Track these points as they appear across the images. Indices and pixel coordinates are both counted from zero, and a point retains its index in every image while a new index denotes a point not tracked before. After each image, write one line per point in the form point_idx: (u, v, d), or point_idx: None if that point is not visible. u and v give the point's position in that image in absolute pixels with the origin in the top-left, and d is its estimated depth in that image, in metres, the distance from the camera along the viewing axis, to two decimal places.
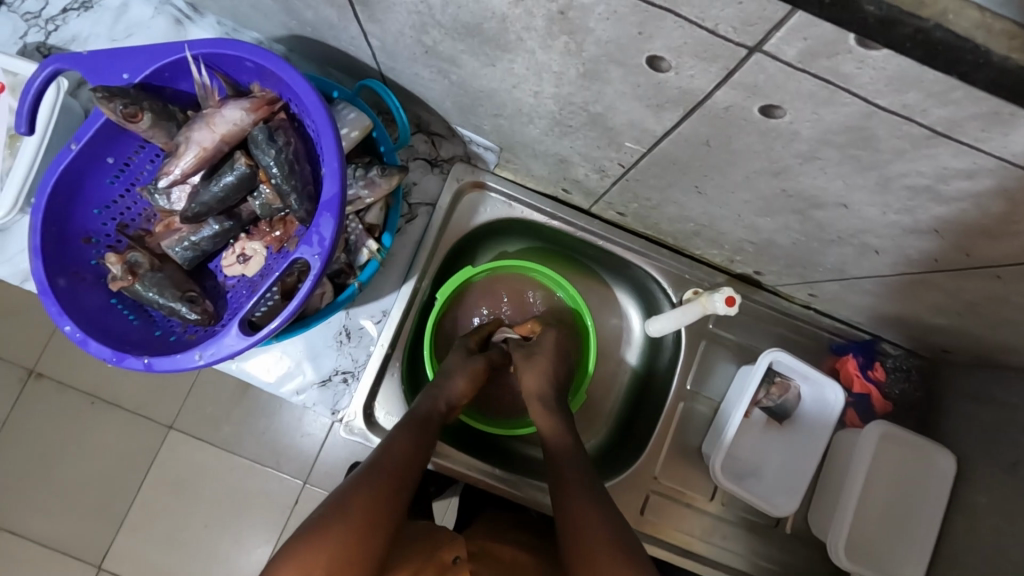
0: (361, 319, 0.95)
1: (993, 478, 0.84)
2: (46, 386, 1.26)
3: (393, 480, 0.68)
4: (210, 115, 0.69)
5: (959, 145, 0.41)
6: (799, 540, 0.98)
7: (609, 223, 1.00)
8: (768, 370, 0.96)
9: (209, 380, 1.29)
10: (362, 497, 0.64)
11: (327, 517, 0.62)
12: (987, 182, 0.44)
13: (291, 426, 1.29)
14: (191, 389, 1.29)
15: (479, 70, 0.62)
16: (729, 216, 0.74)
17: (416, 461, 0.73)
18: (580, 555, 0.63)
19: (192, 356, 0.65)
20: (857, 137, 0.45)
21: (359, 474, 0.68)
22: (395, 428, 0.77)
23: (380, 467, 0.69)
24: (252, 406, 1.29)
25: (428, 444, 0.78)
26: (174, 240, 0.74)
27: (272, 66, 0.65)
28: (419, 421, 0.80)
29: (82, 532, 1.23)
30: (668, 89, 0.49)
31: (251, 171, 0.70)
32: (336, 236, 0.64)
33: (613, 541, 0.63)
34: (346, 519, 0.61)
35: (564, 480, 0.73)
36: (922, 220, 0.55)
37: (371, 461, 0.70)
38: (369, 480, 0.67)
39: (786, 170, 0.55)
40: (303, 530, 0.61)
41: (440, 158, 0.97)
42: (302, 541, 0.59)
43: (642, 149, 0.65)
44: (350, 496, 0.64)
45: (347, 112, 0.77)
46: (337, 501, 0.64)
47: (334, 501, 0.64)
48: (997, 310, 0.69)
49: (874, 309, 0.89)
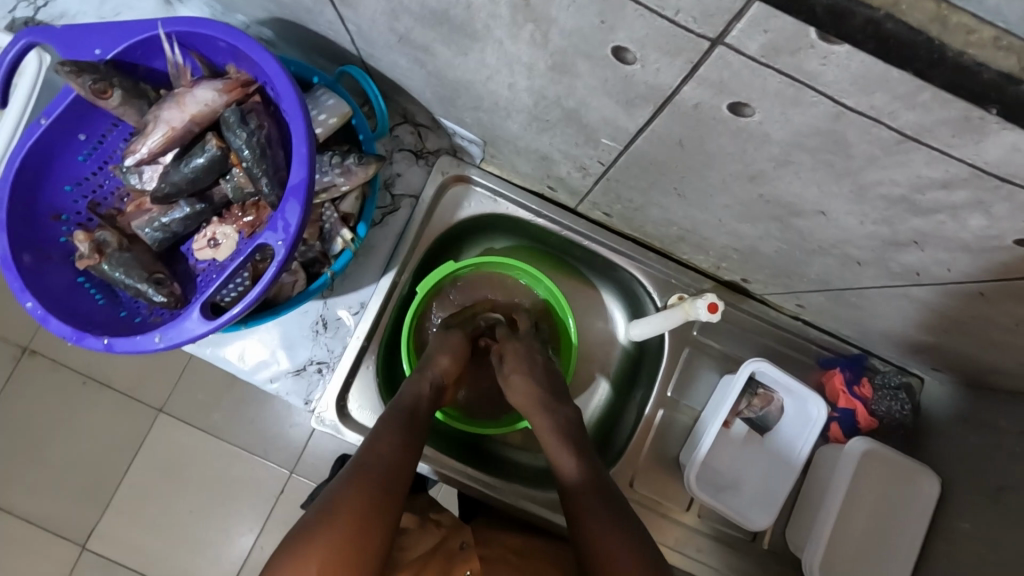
0: (339, 310, 0.93)
1: (978, 503, 0.82)
2: (39, 363, 1.26)
3: (381, 485, 0.67)
4: (181, 95, 0.68)
5: (931, 152, 0.39)
6: (775, 557, 0.96)
7: (595, 224, 0.99)
8: (750, 380, 0.93)
9: (198, 366, 1.29)
10: (350, 506, 0.63)
11: (317, 528, 0.61)
12: (963, 193, 0.42)
13: (279, 415, 1.28)
14: (182, 372, 1.28)
15: (454, 59, 0.61)
16: (712, 221, 0.72)
17: (405, 458, 0.72)
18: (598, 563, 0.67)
19: (151, 337, 0.65)
20: (828, 141, 0.43)
21: (345, 480, 0.66)
22: (382, 422, 0.76)
23: (367, 473, 0.67)
24: (243, 394, 1.28)
25: (416, 442, 0.75)
26: (143, 221, 0.72)
27: (244, 47, 0.63)
28: (404, 417, 0.77)
29: (63, 512, 1.23)
30: (637, 84, 0.47)
31: (222, 154, 0.69)
32: (302, 223, 0.63)
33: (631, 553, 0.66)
34: (333, 532, 0.60)
35: (575, 488, 0.74)
36: (901, 231, 0.52)
37: (361, 460, 0.69)
38: (354, 489, 0.65)
39: (762, 174, 0.53)
40: (298, 536, 0.61)
41: (426, 150, 0.95)
42: (292, 555, 0.59)
43: (618, 147, 0.63)
44: (337, 506, 0.63)
45: (326, 98, 0.76)
46: (324, 510, 0.63)
47: (321, 510, 0.63)
48: (985, 331, 0.67)
49: (862, 323, 0.86)
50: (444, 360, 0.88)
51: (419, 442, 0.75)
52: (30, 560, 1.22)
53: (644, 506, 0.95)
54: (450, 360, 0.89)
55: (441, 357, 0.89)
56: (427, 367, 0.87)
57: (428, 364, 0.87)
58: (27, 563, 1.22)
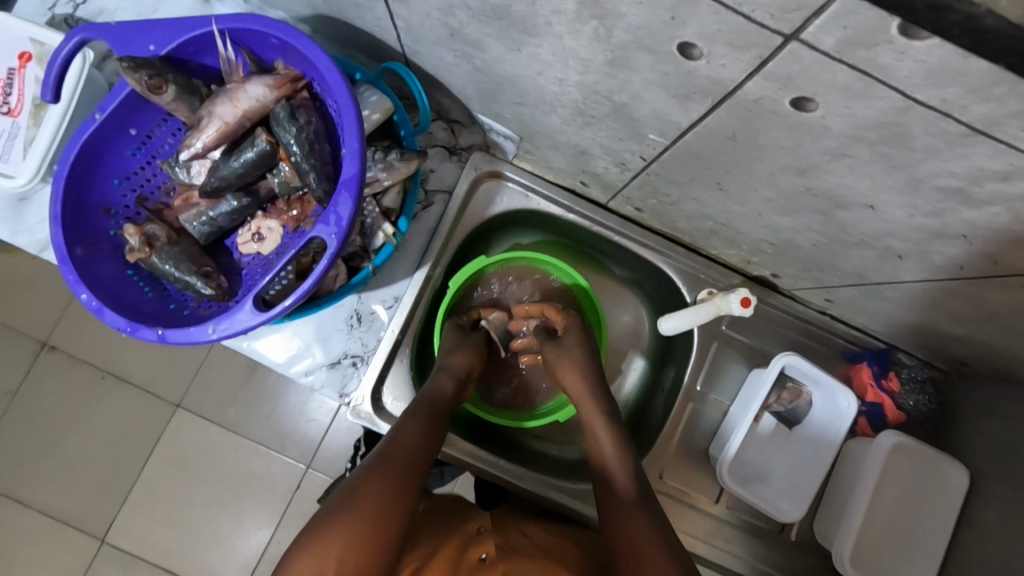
0: (373, 304, 0.94)
1: (1006, 494, 0.83)
2: (60, 359, 1.28)
3: (402, 476, 0.68)
4: (233, 90, 0.69)
5: (996, 145, 0.40)
6: (802, 547, 0.97)
7: (625, 219, 1.00)
8: (780, 374, 0.94)
9: (220, 359, 1.30)
10: (373, 490, 0.65)
11: (343, 509, 0.63)
12: (1021, 185, 0.43)
13: (297, 411, 1.30)
14: (203, 366, 1.30)
15: (504, 54, 0.62)
16: (750, 215, 0.73)
17: (426, 449, 0.74)
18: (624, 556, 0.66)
19: (204, 329, 0.65)
20: (890, 134, 0.44)
21: (366, 469, 0.68)
22: (405, 415, 0.78)
23: (390, 464, 0.69)
24: (259, 388, 1.30)
25: (436, 434, 0.77)
26: (191, 215, 0.74)
27: (297, 43, 0.64)
28: (427, 410, 0.79)
29: (87, 505, 1.24)
30: (697, 78, 0.49)
31: (271, 149, 0.70)
32: (354, 216, 0.64)
33: (644, 530, 0.67)
34: (354, 519, 0.62)
35: (608, 491, 0.75)
36: (951, 223, 0.53)
37: (382, 450, 0.71)
38: (376, 478, 0.67)
39: (812, 168, 0.55)
40: (320, 517, 0.63)
41: (459, 146, 0.96)
42: (314, 536, 0.61)
43: (664, 141, 0.64)
44: (361, 490, 0.65)
45: (369, 94, 0.77)
46: (346, 497, 0.64)
47: (342, 497, 0.65)
48: (1021, 322, 0.67)
49: (895, 317, 0.87)
50: (460, 357, 0.90)
51: (438, 436, 0.77)
52: (48, 552, 1.23)
53: (673, 497, 0.96)
54: (466, 356, 0.90)
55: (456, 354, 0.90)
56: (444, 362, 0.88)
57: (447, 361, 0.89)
58: (48, 556, 1.23)
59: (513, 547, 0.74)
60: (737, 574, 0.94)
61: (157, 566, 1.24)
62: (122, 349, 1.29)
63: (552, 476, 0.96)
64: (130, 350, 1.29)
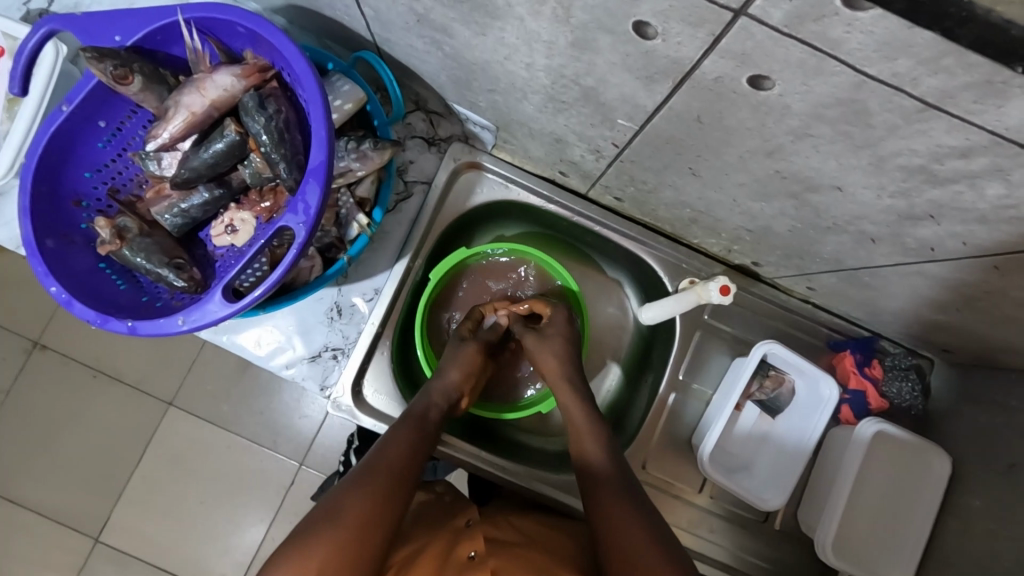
0: (353, 297, 0.94)
1: (989, 480, 0.82)
2: (49, 358, 1.27)
3: (388, 491, 0.67)
4: (201, 80, 0.68)
5: (952, 119, 0.39)
6: (787, 537, 0.96)
7: (606, 208, 0.99)
8: (762, 362, 0.94)
9: (208, 356, 1.30)
10: (356, 506, 0.64)
11: (324, 524, 0.61)
12: (982, 161, 0.42)
13: (288, 407, 1.29)
14: (192, 364, 1.30)
15: (471, 39, 0.61)
16: (726, 201, 0.73)
17: (414, 466, 0.73)
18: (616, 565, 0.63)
19: (174, 320, 0.65)
20: (849, 112, 0.43)
21: (351, 484, 0.66)
22: (393, 429, 0.77)
23: (375, 477, 0.67)
24: (250, 384, 1.30)
25: (424, 450, 0.76)
26: (163, 207, 0.73)
27: (263, 31, 0.64)
28: (417, 424, 0.79)
29: (79, 504, 1.24)
30: (657, 59, 0.48)
31: (240, 139, 0.70)
32: (322, 205, 0.64)
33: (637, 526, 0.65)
34: (337, 532, 0.60)
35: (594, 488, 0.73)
36: (919, 204, 0.53)
37: (366, 466, 0.70)
38: (362, 491, 0.65)
39: (780, 149, 0.54)
40: (299, 533, 0.61)
41: (438, 137, 0.96)
42: (296, 547, 0.59)
43: (635, 127, 0.63)
44: (344, 506, 0.63)
45: (341, 83, 0.77)
46: (329, 512, 0.63)
47: (326, 509, 0.63)
48: (997, 305, 0.67)
49: (876, 303, 0.87)
50: (456, 375, 0.88)
51: (427, 451, 0.77)
52: (43, 551, 1.23)
53: (657, 487, 0.96)
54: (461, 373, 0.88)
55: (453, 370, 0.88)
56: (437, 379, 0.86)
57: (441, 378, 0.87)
58: (41, 555, 1.23)
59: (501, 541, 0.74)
60: (722, 565, 0.94)
61: (150, 564, 1.24)
62: (110, 348, 1.28)
63: (538, 468, 0.96)
64: (119, 349, 1.28)
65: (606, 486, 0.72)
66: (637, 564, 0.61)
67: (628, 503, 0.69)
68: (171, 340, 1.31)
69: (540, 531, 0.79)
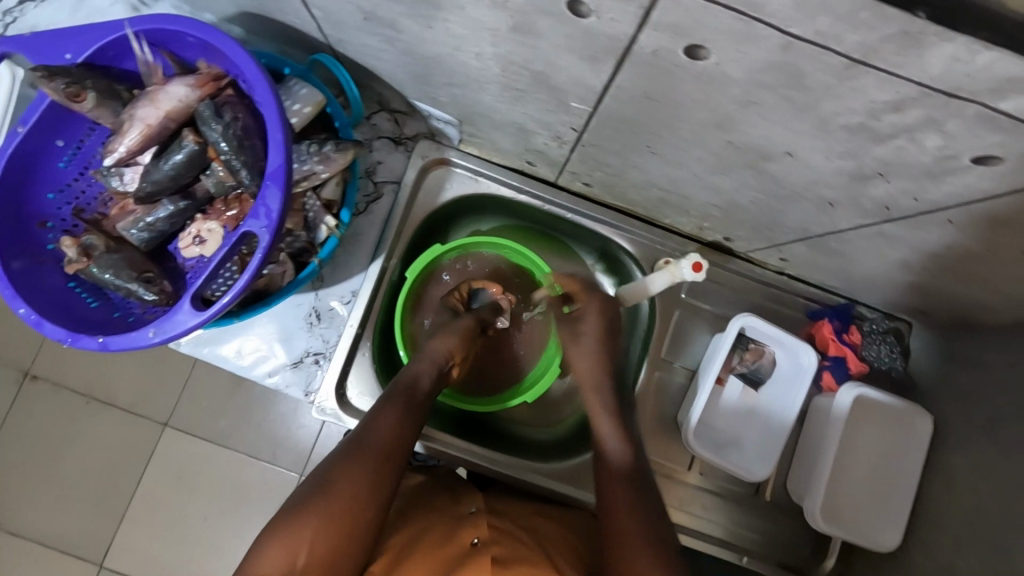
0: (331, 301, 0.95)
1: (973, 436, 0.83)
2: (41, 388, 1.27)
3: (379, 470, 0.69)
4: (154, 92, 0.68)
5: (880, 74, 0.40)
6: (778, 507, 0.97)
7: (576, 195, 1.00)
8: (741, 336, 0.95)
9: (203, 374, 1.30)
10: (345, 481, 0.66)
11: (312, 502, 0.64)
12: (917, 113, 0.43)
13: (286, 419, 1.30)
14: (188, 382, 1.29)
15: (421, 33, 0.61)
16: (688, 178, 0.73)
17: (403, 437, 0.73)
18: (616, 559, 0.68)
19: (144, 333, 0.65)
20: (785, 75, 0.44)
21: (340, 458, 0.68)
22: (382, 399, 0.76)
23: (364, 453, 0.69)
24: (246, 401, 1.30)
25: (416, 427, 0.76)
26: (129, 222, 0.73)
27: (214, 41, 0.65)
28: (405, 396, 0.77)
29: (83, 529, 1.24)
30: (596, 37, 0.48)
31: (200, 149, 0.70)
32: (283, 208, 0.64)
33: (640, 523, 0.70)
34: (325, 509, 0.63)
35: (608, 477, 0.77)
36: (866, 164, 0.53)
37: (355, 439, 0.71)
38: (350, 467, 0.67)
39: (729, 120, 0.54)
40: (290, 506, 0.64)
41: (405, 135, 0.96)
42: (284, 523, 0.63)
43: (589, 109, 0.64)
44: (332, 480, 0.66)
45: (299, 87, 0.76)
46: (318, 486, 0.66)
47: (315, 487, 0.66)
48: (960, 262, 0.67)
49: (846, 269, 0.87)
50: (449, 343, 0.88)
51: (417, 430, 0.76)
52: None
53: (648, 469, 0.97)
54: (450, 341, 0.88)
55: (443, 339, 0.88)
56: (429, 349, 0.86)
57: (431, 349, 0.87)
58: None
59: (502, 529, 0.75)
60: (718, 540, 0.95)
61: None
62: (102, 373, 1.28)
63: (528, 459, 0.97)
64: (113, 374, 1.28)
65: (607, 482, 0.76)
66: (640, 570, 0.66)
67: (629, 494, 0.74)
68: (162, 360, 1.30)
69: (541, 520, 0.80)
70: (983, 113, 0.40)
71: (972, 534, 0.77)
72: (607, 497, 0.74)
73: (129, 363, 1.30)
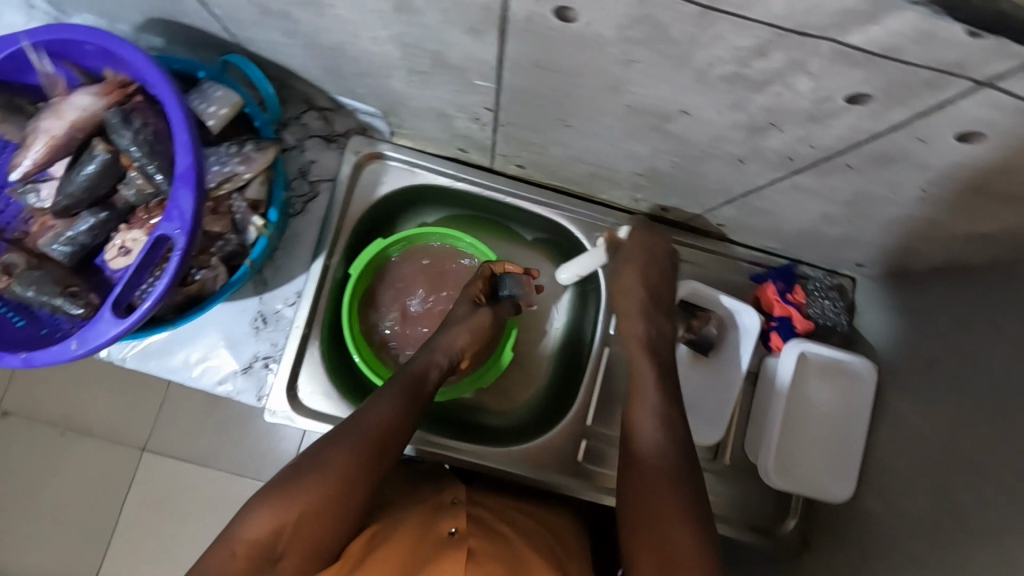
0: (276, 304, 0.95)
1: (913, 380, 0.84)
2: (12, 424, 1.21)
3: (373, 454, 0.68)
4: (58, 105, 0.69)
5: (731, 19, 0.41)
6: (739, 469, 0.97)
7: (514, 178, 1.01)
8: (683, 304, 0.98)
9: (179, 395, 1.25)
10: (338, 461, 0.66)
11: (303, 477, 0.65)
12: (779, 57, 0.44)
13: (267, 431, 1.25)
14: (163, 405, 1.24)
15: (316, 22, 0.61)
16: (607, 148, 0.73)
17: (403, 426, 0.71)
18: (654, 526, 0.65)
19: (67, 345, 0.64)
20: (650, 29, 0.45)
21: (333, 438, 0.68)
22: (388, 385, 0.75)
23: (361, 434, 0.68)
24: (224, 418, 1.25)
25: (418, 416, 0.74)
26: (50, 238, 0.72)
27: (111, 46, 0.64)
28: (412, 385, 0.75)
29: (62, 561, 1.18)
30: (471, 7, 0.49)
31: (111, 158, 0.70)
32: (197, 208, 0.64)
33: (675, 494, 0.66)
34: (315, 486, 0.64)
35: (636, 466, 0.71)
36: (754, 114, 0.54)
37: (353, 421, 0.70)
38: (344, 447, 0.67)
39: (620, 82, 0.55)
40: (282, 477, 0.66)
41: (336, 133, 0.97)
42: (274, 494, 0.64)
43: (493, 86, 0.64)
44: (325, 459, 0.66)
45: (213, 90, 0.76)
46: (311, 463, 0.66)
47: (307, 462, 0.66)
48: (874, 206, 0.68)
49: (778, 228, 0.88)
50: (463, 340, 0.83)
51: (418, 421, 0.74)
52: None
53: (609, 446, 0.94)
54: (466, 335, 0.83)
55: (458, 331, 0.83)
56: (441, 340, 0.82)
57: (444, 340, 0.82)
58: None
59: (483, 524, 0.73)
60: None
61: None
62: (73, 402, 1.23)
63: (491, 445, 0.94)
64: (84, 401, 1.23)
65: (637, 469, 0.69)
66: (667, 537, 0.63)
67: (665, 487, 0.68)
68: (140, 378, 1.25)
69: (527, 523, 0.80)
70: (836, 49, 0.41)
71: (918, 474, 0.79)
72: (633, 480, 0.70)
73: (102, 385, 1.24)
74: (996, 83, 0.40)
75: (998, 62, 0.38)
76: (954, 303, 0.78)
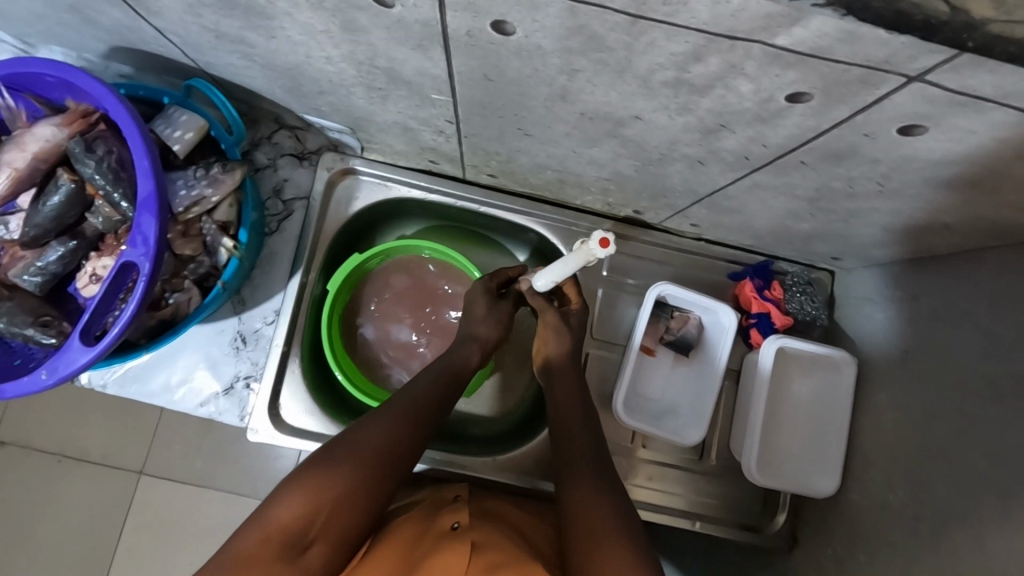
0: (255, 323, 0.94)
1: (888, 371, 0.84)
2: (8, 453, 1.22)
3: (410, 431, 0.71)
4: (21, 137, 0.70)
5: (662, 26, 0.41)
6: (728, 467, 0.97)
7: (488, 188, 1.00)
8: (663, 304, 0.97)
9: (172, 417, 1.25)
10: (375, 441, 0.68)
11: (340, 454, 0.66)
12: (715, 61, 0.44)
13: (262, 451, 1.24)
14: (157, 429, 1.24)
15: (268, 44, 0.61)
16: (569, 154, 0.73)
17: (437, 407, 0.76)
18: (585, 544, 0.64)
19: (37, 375, 0.64)
20: (586, 39, 0.45)
21: (370, 418, 0.71)
22: (427, 374, 0.79)
23: (402, 413, 0.72)
24: (219, 439, 1.25)
25: (449, 402, 0.78)
26: (20, 269, 0.72)
27: (68, 77, 0.65)
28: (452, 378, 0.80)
29: None
30: (411, 24, 0.49)
31: (77, 187, 0.71)
32: (160, 234, 0.64)
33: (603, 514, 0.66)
34: (355, 462, 0.65)
35: (574, 465, 0.74)
36: (704, 116, 0.54)
37: (392, 403, 0.73)
38: (383, 423, 0.70)
39: (569, 91, 0.55)
40: (315, 458, 0.66)
41: (308, 150, 0.97)
42: (307, 476, 0.63)
43: (450, 99, 0.64)
44: (365, 438, 0.68)
45: (178, 115, 0.77)
46: (349, 443, 0.67)
47: (341, 444, 0.67)
48: (836, 201, 0.68)
49: (750, 227, 0.88)
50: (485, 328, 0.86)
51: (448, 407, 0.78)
52: None
53: None
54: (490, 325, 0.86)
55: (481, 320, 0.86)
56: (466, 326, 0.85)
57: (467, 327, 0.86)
58: None
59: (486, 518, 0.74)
60: (678, 510, 0.95)
61: None
62: (70, 428, 1.23)
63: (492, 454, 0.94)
64: (78, 430, 1.23)
65: (581, 470, 0.73)
66: (600, 540, 0.63)
67: (601, 488, 0.71)
68: (131, 405, 1.25)
69: (527, 522, 0.78)
70: (769, 51, 0.41)
71: (898, 464, 0.78)
72: (573, 485, 0.71)
73: (93, 416, 1.24)
74: (926, 77, 0.41)
75: (925, 57, 0.38)
76: (924, 293, 0.78)
